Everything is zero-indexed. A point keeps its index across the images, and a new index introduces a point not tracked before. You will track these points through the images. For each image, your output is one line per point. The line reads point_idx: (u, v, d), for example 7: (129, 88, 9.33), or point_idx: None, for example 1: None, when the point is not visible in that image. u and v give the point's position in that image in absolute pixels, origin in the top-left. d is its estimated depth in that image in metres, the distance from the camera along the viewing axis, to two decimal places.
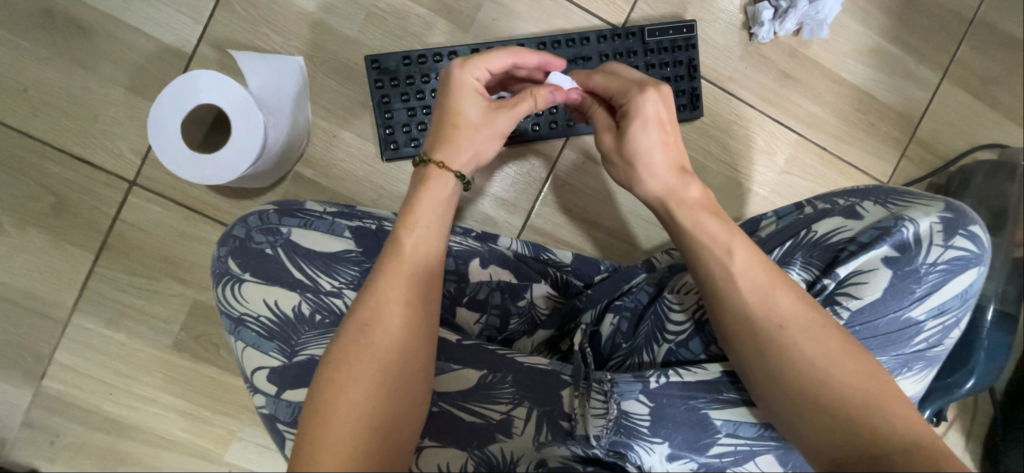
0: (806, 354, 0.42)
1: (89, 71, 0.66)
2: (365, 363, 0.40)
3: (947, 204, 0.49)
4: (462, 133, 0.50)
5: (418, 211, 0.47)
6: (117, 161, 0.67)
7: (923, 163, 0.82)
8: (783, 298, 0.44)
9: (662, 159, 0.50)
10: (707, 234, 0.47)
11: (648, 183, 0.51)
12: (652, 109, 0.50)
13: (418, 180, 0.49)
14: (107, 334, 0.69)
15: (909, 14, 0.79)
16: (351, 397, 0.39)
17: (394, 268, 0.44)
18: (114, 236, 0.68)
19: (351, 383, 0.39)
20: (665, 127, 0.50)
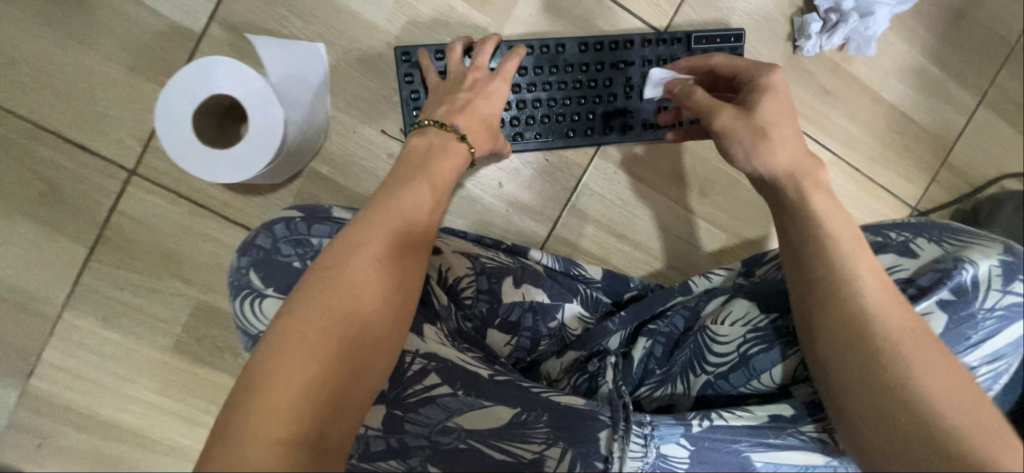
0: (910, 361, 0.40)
1: (84, 46, 0.60)
2: (335, 305, 0.39)
3: (1007, 246, 0.48)
4: (480, 120, 0.56)
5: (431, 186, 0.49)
6: (116, 148, 0.61)
7: (953, 188, 0.80)
8: (888, 304, 0.42)
9: (790, 135, 0.51)
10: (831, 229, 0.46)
11: (780, 153, 0.50)
12: (780, 83, 0.52)
13: (444, 149, 0.52)
14: (100, 333, 0.64)
15: (954, 34, 0.77)
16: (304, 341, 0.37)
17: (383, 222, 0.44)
18: (110, 229, 0.62)
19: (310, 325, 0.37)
20: (789, 106, 0.52)
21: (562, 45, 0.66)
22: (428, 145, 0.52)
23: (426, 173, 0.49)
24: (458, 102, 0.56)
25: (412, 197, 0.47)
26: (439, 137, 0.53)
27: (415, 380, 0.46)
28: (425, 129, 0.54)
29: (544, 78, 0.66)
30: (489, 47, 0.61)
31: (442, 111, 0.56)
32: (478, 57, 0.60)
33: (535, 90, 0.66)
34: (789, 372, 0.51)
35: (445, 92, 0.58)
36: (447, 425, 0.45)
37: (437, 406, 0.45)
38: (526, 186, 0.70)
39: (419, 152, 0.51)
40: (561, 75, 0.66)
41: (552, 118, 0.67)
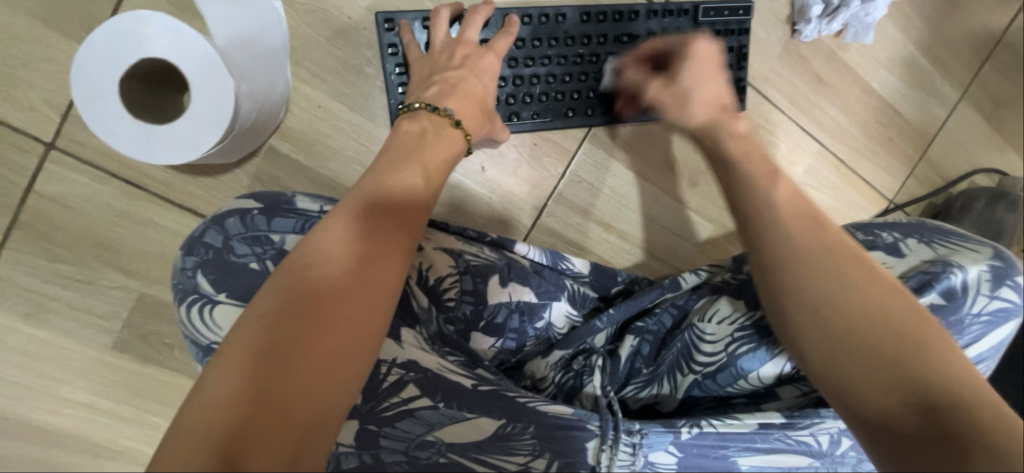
0: (887, 310, 0.38)
1: None
2: (302, 275, 0.35)
3: (994, 251, 0.48)
4: (473, 105, 0.54)
5: (411, 164, 0.46)
6: (29, 117, 0.52)
7: (928, 182, 0.81)
8: (860, 259, 0.41)
9: (712, 93, 0.54)
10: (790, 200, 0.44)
11: (696, 111, 0.54)
12: (705, 47, 0.55)
13: (436, 136, 0.50)
14: (24, 331, 0.56)
15: (946, 24, 0.75)
16: (266, 312, 0.34)
17: (362, 199, 0.41)
18: (27, 212, 0.54)
19: (274, 294, 0.35)
20: (717, 67, 0.55)
21: (562, 14, 0.61)
22: (422, 130, 0.49)
23: (413, 156, 0.46)
24: (449, 81, 0.53)
25: (395, 179, 0.44)
26: (433, 122, 0.50)
27: (392, 393, 0.42)
28: (416, 112, 0.51)
29: (542, 51, 0.61)
30: (482, 17, 0.57)
31: (433, 91, 0.52)
32: (466, 29, 0.56)
33: (533, 64, 0.61)
34: (774, 374, 0.51)
35: (432, 68, 0.54)
36: (425, 440, 0.42)
37: (414, 419, 0.42)
38: (508, 171, 0.66)
39: (408, 137, 0.48)
40: (562, 48, 0.61)
41: (550, 96, 0.62)
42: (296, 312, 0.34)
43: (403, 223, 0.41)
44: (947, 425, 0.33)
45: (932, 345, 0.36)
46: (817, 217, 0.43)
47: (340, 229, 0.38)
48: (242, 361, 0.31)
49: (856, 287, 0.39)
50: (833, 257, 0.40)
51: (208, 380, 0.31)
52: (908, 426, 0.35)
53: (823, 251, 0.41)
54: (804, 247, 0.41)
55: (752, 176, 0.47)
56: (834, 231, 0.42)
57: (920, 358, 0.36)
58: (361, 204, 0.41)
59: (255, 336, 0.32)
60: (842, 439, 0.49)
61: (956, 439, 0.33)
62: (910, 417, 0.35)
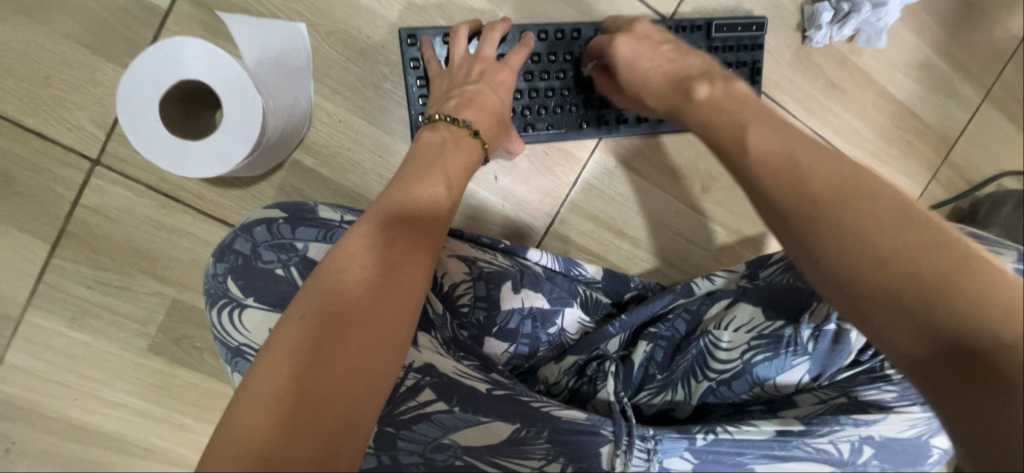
0: (876, 240, 0.33)
1: (35, 21, 0.54)
2: (341, 271, 0.38)
3: (1020, 253, 0.47)
4: (493, 119, 0.56)
5: (431, 170, 0.48)
6: (77, 136, 0.56)
7: (951, 186, 0.80)
8: (853, 192, 0.36)
9: (661, 63, 0.55)
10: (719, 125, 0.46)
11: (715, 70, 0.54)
12: (626, 48, 0.56)
13: (456, 146, 0.52)
14: (68, 334, 0.60)
15: (963, 26, 0.74)
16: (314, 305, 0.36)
17: (397, 202, 0.43)
18: (74, 223, 0.58)
19: (322, 287, 0.37)
20: (652, 46, 0.57)
21: (578, 31, 0.62)
22: (443, 140, 0.52)
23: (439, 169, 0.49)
24: (467, 94, 0.55)
25: (420, 188, 0.45)
26: (452, 132, 0.53)
27: (409, 396, 0.43)
28: (437, 124, 0.53)
29: (558, 65, 0.63)
30: (498, 33, 0.59)
31: (451, 104, 0.55)
32: (484, 46, 0.58)
33: (549, 78, 0.63)
34: (794, 383, 0.51)
35: (451, 82, 0.57)
36: (442, 442, 0.43)
37: (431, 422, 0.43)
38: (522, 179, 0.67)
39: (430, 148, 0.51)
40: (578, 62, 0.63)
41: (565, 108, 0.64)
42: (350, 304, 0.36)
43: (430, 224, 0.43)
44: (966, 356, 0.31)
45: (940, 267, 0.32)
46: (789, 166, 0.38)
47: (378, 229, 0.41)
48: (301, 345, 0.34)
49: (854, 222, 0.34)
50: (816, 206, 0.36)
51: (258, 379, 0.32)
52: (931, 361, 0.32)
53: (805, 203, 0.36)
54: (794, 204, 0.37)
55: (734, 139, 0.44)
56: (815, 178, 0.37)
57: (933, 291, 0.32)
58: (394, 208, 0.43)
59: (297, 336, 0.34)
60: (864, 448, 0.47)
61: (988, 369, 0.30)
62: (926, 351, 0.32)
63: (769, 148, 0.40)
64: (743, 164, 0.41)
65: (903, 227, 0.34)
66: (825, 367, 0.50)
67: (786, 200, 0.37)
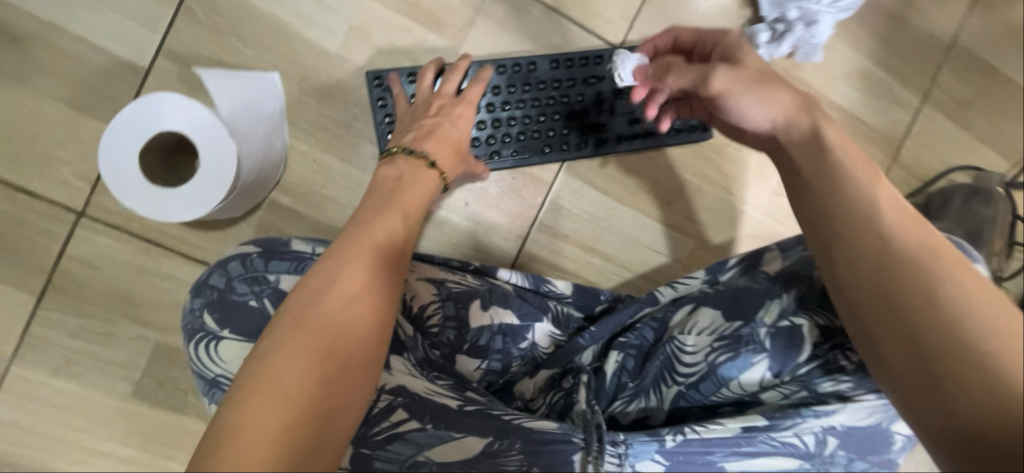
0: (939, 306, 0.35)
1: (24, 86, 0.57)
2: (317, 309, 0.39)
3: (950, 242, 0.51)
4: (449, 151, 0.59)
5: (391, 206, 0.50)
6: (62, 189, 0.59)
7: (905, 184, 0.84)
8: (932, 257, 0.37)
9: (789, 95, 0.47)
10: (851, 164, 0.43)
11: (761, 111, 0.47)
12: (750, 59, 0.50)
13: (412, 178, 0.54)
14: (52, 384, 0.61)
15: (895, 37, 0.80)
16: (293, 347, 0.37)
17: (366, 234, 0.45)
18: (59, 273, 0.60)
19: (298, 329, 0.38)
20: (759, 78, 0.48)
21: (533, 63, 0.67)
22: (398, 174, 0.54)
23: (400, 201, 0.51)
24: (425, 127, 0.59)
25: (379, 223, 0.47)
26: (409, 165, 0.55)
27: (383, 417, 0.45)
28: (395, 156, 0.56)
29: (517, 95, 0.67)
30: (459, 71, 0.63)
31: (409, 138, 0.58)
32: (446, 84, 0.62)
33: (509, 108, 0.67)
34: (756, 380, 0.52)
35: (413, 118, 0.60)
36: (417, 460, 0.46)
37: (406, 442, 0.45)
38: (493, 204, 0.70)
39: (384, 183, 0.53)
40: (536, 91, 0.68)
41: (527, 135, 0.68)
42: (329, 346, 0.38)
43: (394, 256, 0.46)
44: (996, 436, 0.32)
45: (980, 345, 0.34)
46: (920, 222, 0.39)
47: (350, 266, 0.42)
48: (287, 389, 0.35)
49: (931, 286, 0.36)
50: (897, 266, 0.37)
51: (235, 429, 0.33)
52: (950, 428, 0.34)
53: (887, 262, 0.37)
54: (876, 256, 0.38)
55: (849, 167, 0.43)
56: (898, 239, 0.38)
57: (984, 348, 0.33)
58: (363, 244, 0.44)
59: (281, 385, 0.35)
60: (828, 439, 0.50)
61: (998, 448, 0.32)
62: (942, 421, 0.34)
63: (884, 197, 0.41)
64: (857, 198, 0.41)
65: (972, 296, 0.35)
66: (785, 364, 0.52)
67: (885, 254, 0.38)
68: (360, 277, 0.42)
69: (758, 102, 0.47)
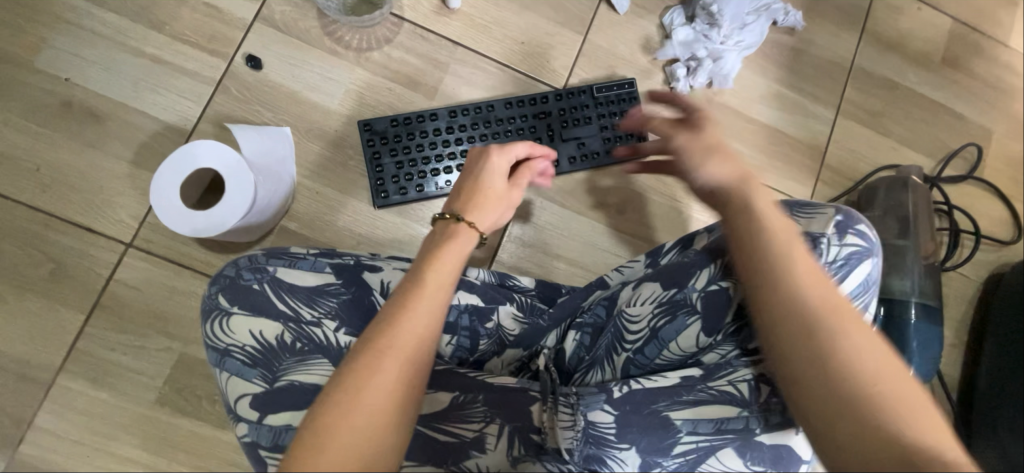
0: (854, 357, 0.44)
1: (97, 149, 0.75)
2: (344, 429, 0.40)
3: (836, 209, 0.57)
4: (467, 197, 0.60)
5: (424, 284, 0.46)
6: (117, 227, 0.74)
7: (837, 184, 0.94)
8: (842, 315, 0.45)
9: (732, 162, 0.55)
10: (770, 221, 0.50)
11: (706, 170, 0.55)
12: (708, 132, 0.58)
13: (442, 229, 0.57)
14: (90, 393, 0.71)
15: (798, 65, 0.96)
16: (347, 443, 0.39)
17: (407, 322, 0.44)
18: (106, 296, 0.72)
19: (335, 443, 0.39)
20: (713, 150, 0.56)
21: (491, 106, 0.83)
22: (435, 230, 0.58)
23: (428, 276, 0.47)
24: None
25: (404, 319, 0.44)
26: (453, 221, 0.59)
27: None
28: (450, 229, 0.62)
29: (480, 132, 0.82)
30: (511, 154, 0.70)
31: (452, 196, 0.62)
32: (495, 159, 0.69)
33: (474, 142, 0.82)
34: (692, 338, 0.58)
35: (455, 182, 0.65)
36: None
37: None
38: None
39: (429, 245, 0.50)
40: (495, 127, 0.83)
41: None
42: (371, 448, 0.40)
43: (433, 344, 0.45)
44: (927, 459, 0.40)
45: (886, 387, 0.43)
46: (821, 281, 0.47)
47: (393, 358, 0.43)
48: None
49: (845, 344, 0.44)
50: (823, 326, 0.45)
51: None
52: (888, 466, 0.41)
53: (814, 323, 0.45)
54: (805, 323, 0.45)
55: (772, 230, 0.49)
56: (822, 301, 0.46)
57: (872, 390, 0.43)
58: (404, 340, 0.43)
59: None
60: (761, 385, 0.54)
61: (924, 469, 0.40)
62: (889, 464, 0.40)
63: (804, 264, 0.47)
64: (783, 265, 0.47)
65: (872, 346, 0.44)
66: (716, 320, 0.57)
67: (810, 318, 0.45)
68: (405, 372, 0.43)
69: (704, 165, 0.56)
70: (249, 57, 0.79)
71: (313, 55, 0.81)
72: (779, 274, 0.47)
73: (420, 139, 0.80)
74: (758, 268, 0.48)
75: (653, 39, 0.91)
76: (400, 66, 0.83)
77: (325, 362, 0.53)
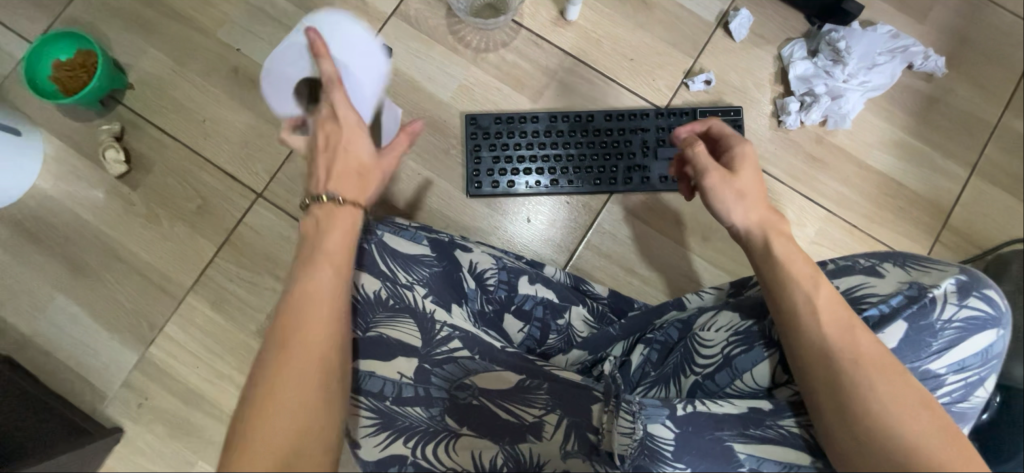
0: (882, 400, 0.47)
1: (250, 110, 0.88)
2: (313, 342, 0.46)
3: (961, 269, 0.52)
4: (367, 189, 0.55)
5: (328, 230, 0.52)
6: (253, 178, 0.86)
7: (958, 249, 0.85)
8: (878, 361, 0.48)
9: (762, 211, 0.60)
10: (796, 271, 0.54)
11: (738, 215, 0.60)
12: (749, 182, 0.61)
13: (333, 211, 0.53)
14: (209, 314, 0.83)
15: (931, 115, 0.88)
16: (296, 364, 0.45)
17: (315, 289, 0.48)
18: (235, 235, 0.84)
19: (298, 353, 0.45)
20: (756, 201, 0.60)
21: (591, 116, 0.86)
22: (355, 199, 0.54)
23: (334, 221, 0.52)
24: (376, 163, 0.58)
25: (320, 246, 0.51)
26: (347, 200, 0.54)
27: (443, 342, 0.58)
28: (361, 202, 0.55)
29: (576, 139, 0.85)
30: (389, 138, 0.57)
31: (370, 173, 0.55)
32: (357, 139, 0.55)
33: (569, 148, 0.85)
34: (768, 376, 0.56)
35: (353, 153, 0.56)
36: (464, 382, 0.57)
37: (457, 365, 0.58)
38: (549, 222, 0.85)
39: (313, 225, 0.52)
40: (591, 137, 0.85)
41: (583, 169, 0.85)
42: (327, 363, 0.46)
43: (345, 305, 0.50)
44: None
45: (908, 425, 0.46)
46: (850, 323, 0.50)
47: (313, 321, 0.47)
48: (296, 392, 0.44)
49: (872, 389, 0.47)
50: (856, 371, 0.48)
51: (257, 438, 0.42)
52: None
53: (846, 367, 0.48)
54: (831, 366, 0.49)
55: (795, 281, 0.53)
56: (854, 348, 0.49)
57: (894, 429, 0.46)
58: (315, 302, 0.48)
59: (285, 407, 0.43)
60: None
61: None
62: None
63: (834, 312, 0.50)
64: (806, 310, 0.51)
65: (907, 391, 0.47)
66: None
67: (836, 363, 0.49)
68: (338, 299, 0.49)
69: (733, 210, 0.60)
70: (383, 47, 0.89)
71: (436, 51, 0.89)
72: (800, 321, 0.51)
73: (518, 138, 0.85)
74: (780, 311, 0.53)
75: (768, 69, 0.88)
76: (511, 69, 0.88)
77: (410, 322, 0.58)
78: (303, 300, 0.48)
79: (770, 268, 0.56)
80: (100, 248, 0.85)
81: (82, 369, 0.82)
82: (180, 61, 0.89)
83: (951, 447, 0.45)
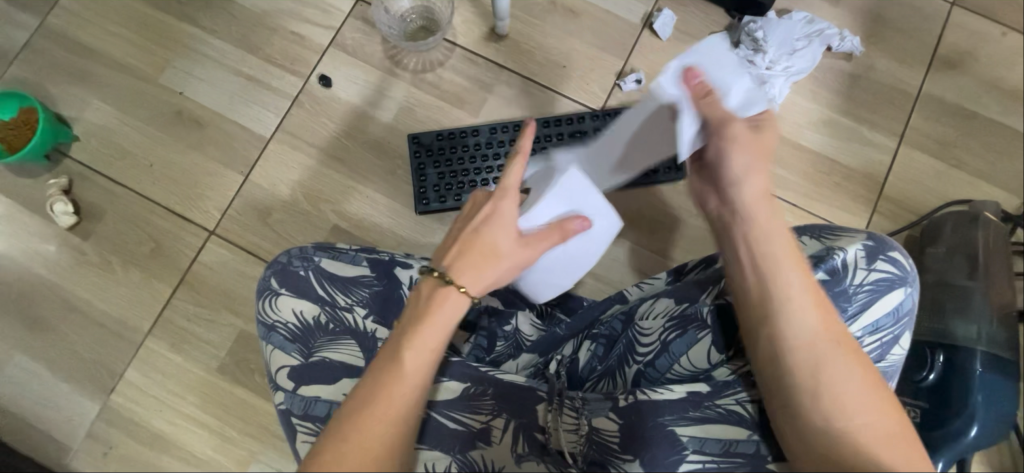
0: (845, 390, 0.47)
1: (197, 151, 0.89)
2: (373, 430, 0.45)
3: (869, 234, 0.54)
4: (489, 263, 0.50)
5: (422, 331, 0.48)
6: (204, 216, 0.87)
7: (896, 216, 0.88)
8: (847, 353, 0.48)
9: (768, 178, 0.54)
10: (778, 252, 0.51)
11: (747, 165, 0.54)
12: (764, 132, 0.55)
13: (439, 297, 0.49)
14: (169, 356, 0.83)
15: (855, 91, 0.92)
16: (353, 457, 0.44)
17: (402, 377, 0.47)
18: (189, 274, 0.85)
19: (360, 443, 0.45)
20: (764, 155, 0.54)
21: None
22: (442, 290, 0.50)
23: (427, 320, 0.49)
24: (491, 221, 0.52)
25: (414, 346, 0.47)
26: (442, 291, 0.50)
27: None
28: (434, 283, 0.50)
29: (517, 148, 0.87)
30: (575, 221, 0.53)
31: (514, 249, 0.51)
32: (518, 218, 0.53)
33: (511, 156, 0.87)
34: (704, 358, 0.57)
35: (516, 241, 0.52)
36: None
37: None
38: None
39: (417, 302, 0.50)
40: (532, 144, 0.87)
41: None
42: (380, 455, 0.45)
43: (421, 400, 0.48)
44: None
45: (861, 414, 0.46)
46: (829, 313, 0.49)
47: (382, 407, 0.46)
48: None
49: (838, 378, 0.47)
50: (824, 360, 0.47)
51: None
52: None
53: (817, 356, 0.48)
54: (805, 356, 0.48)
55: (778, 258, 0.51)
56: (831, 340, 0.48)
57: (846, 416, 0.46)
58: (389, 396, 0.46)
59: None
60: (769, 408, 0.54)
61: None
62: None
63: (816, 300, 0.49)
64: (790, 296, 0.49)
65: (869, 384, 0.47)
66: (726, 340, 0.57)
67: (812, 353, 0.48)
68: (414, 394, 0.47)
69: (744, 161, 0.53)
70: (322, 77, 0.91)
71: (374, 76, 0.91)
72: (782, 308, 0.49)
73: (461, 152, 0.87)
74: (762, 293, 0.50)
75: None
76: (450, 86, 0.91)
77: (352, 343, 0.60)
78: (374, 394, 0.46)
79: (765, 249, 0.51)
80: (55, 301, 0.85)
81: (43, 424, 0.82)
82: (124, 110, 0.90)
83: (893, 431, 0.46)
